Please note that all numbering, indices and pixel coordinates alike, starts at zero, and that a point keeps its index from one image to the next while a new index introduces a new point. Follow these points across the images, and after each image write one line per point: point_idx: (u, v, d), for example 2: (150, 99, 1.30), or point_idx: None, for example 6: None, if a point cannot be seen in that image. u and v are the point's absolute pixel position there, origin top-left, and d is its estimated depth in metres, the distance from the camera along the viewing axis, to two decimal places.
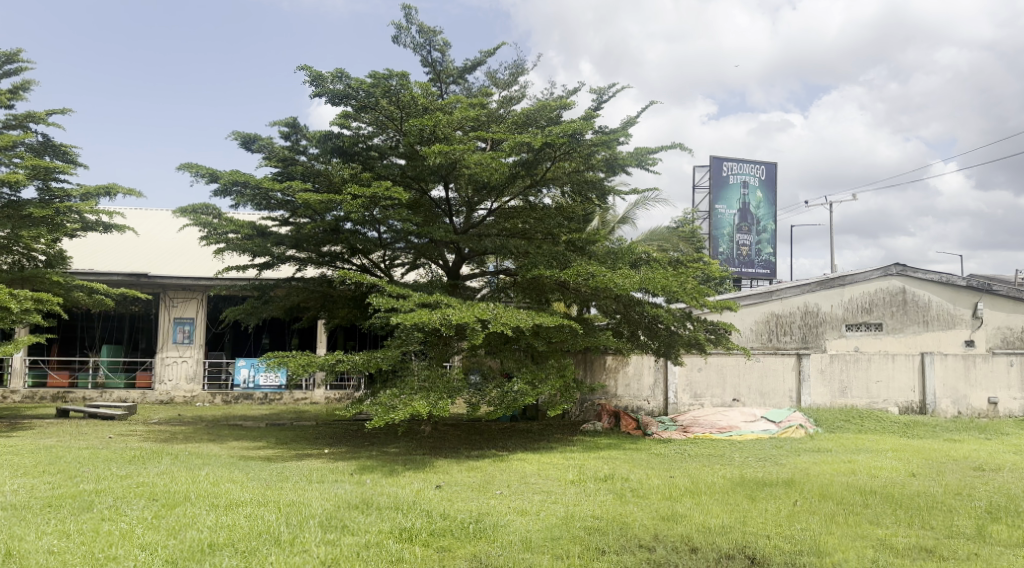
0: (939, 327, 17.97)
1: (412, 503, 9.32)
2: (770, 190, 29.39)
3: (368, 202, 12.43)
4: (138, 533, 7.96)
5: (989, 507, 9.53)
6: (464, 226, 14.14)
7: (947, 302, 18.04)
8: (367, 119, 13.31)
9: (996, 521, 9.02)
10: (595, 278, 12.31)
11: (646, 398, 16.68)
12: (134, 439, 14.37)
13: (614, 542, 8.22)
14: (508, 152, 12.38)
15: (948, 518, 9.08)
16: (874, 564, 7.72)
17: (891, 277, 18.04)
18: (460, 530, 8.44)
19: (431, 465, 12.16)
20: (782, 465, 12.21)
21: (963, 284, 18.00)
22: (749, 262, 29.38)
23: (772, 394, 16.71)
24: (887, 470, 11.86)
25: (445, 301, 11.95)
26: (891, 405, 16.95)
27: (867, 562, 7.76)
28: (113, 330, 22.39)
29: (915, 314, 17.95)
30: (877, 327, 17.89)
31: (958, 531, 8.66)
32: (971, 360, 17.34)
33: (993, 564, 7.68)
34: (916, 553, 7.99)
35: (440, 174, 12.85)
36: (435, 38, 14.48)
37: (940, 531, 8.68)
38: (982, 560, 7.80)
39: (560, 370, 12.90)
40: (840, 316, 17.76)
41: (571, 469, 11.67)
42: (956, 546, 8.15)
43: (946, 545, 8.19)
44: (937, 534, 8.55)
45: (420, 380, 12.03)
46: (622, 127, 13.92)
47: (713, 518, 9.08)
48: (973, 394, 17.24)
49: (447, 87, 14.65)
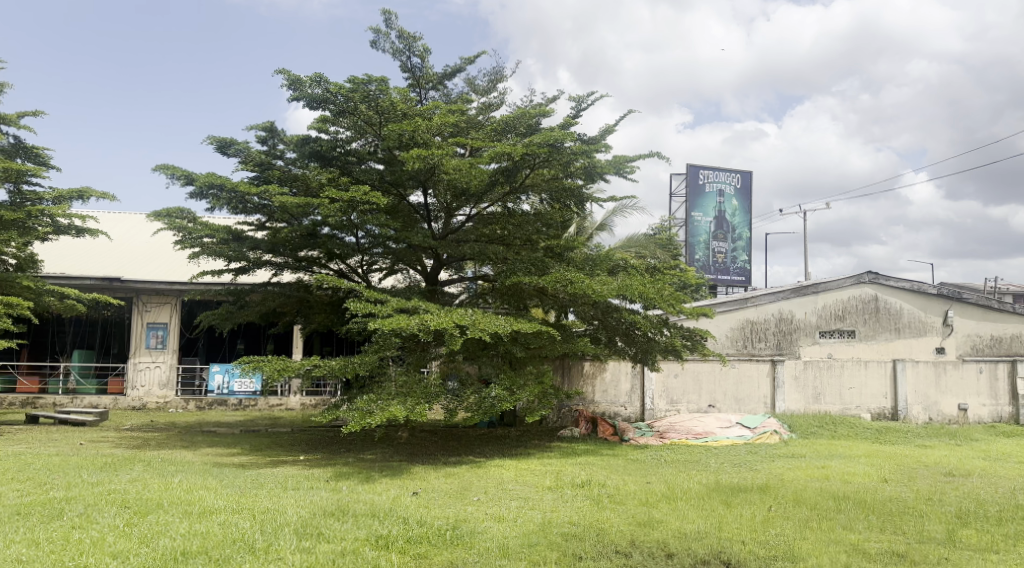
0: (910, 335, 18.23)
1: (388, 510, 9.27)
2: (746, 199, 29.66)
3: (345, 206, 12.40)
4: (109, 541, 7.83)
5: (959, 513, 9.67)
6: (442, 231, 14.10)
7: (918, 310, 18.31)
8: (346, 124, 13.29)
9: (966, 526, 9.15)
10: (573, 285, 12.35)
11: (623, 404, 16.73)
12: (106, 446, 14.15)
13: (591, 549, 8.21)
14: (489, 160, 12.38)
15: (919, 523, 9.20)
16: None
17: (864, 285, 18.27)
18: (437, 537, 8.41)
19: (407, 471, 12.10)
20: (756, 471, 12.30)
21: (934, 292, 18.29)
22: (725, 269, 29.67)
23: (747, 401, 16.85)
24: (860, 476, 11.99)
25: (424, 307, 11.91)
26: (864, 412, 17.14)
27: None
28: (84, 335, 22.05)
29: (887, 322, 18.20)
30: (849, 334, 18.13)
31: (929, 536, 8.78)
32: (941, 366, 17.49)
33: None
34: (888, 558, 8.09)
35: (419, 180, 12.84)
36: (414, 44, 14.47)
37: (911, 536, 8.79)
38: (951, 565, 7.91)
39: (537, 377, 12.92)
40: (814, 323, 17.98)
41: (549, 476, 11.67)
42: (927, 551, 8.27)
43: (917, 550, 8.30)
44: (909, 539, 8.66)
45: (397, 386, 11.99)
46: (601, 135, 13.99)
47: (689, 523, 9.13)
48: (943, 401, 17.39)
49: (427, 93, 14.64)
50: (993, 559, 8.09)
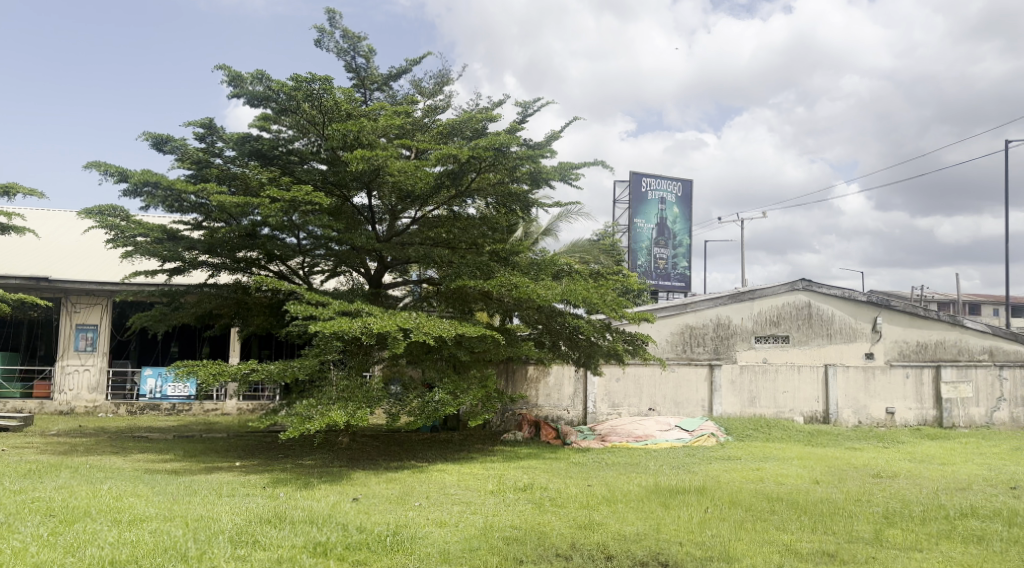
0: (841, 340, 18.78)
1: (327, 517, 9.12)
2: (687, 206, 30.21)
3: (286, 207, 12.19)
4: (32, 551, 7.51)
5: (885, 512, 10.02)
6: (387, 234, 13.98)
7: (849, 316, 18.89)
8: (288, 123, 13.08)
9: (891, 525, 9.50)
10: (518, 289, 12.38)
11: (566, 408, 16.83)
12: (30, 452, 13.59)
13: (531, 552, 8.23)
14: (433, 162, 12.40)
15: (848, 523, 9.50)
16: None
17: (797, 292, 18.78)
18: (377, 542, 8.32)
19: (346, 477, 11.91)
20: (694, 473, 12.53)
21: (864, 299, 18.89)
22: (666, 274, 30.10)
23: (685, 404, 17.20)
24: (792, 477, 12.32)
25: (367, 310, 11.78)
26: (797, 415, 17.66)
27: None
28: (8, 336, 21.15)
29: (819, 328, 18.75)
30: (784, 339, 18.57)
31: (857, 535, 9.08)
32: (870, 371, 18.23)
33: None
34: (818, 557, 8.33)
35: (363, 181, 12.70)
36: (359, 44, 14.32)
37: (840, 536, 9.07)
38: (877, 563, 8.19)
39: (481, 381, 12.88)
40: (750, 328, 18.38)
41: (491, 480, 11.65)
42: (855, 550, 8.54)
43: (846, 549, 8.56)
44: (838, 539, 8.94)
45: (338, 390, 11.81)
46: (547, 141, 14.07)
47: (628, 525, 9.24)
48: (872, 404, 18.09)
49: (371, 94, 14.50)
50: (917, 557, 8.40)
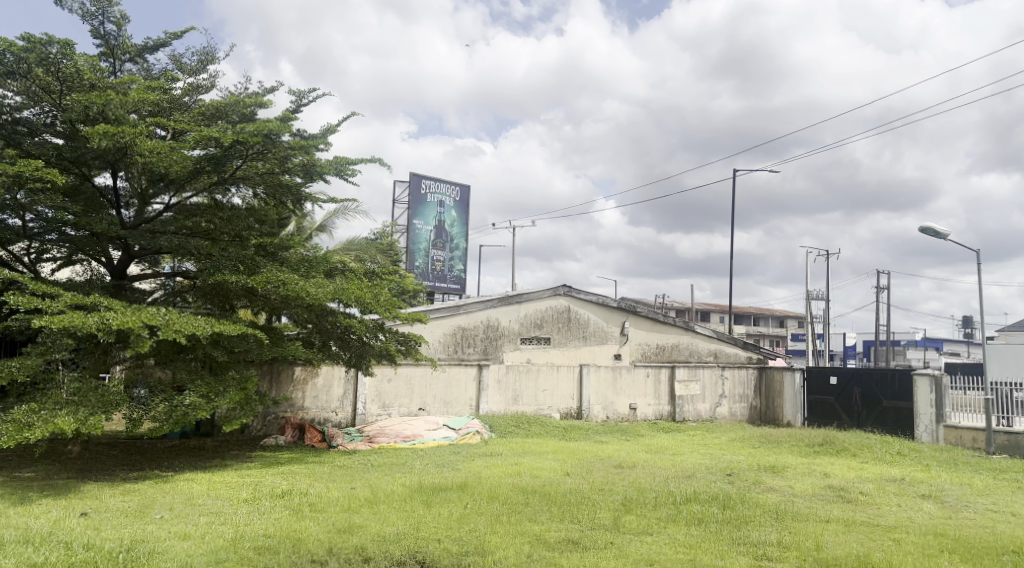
0: (595, 342, 20.02)
1: (44, 535, 8.02)
2: (464, 211, 30.68)
3: (10, 182, 10.65)
4: None
5: (624, 500, 10.74)
6: (135, 220, 12.52)
7: (602, 321, 20.19)
8: (15, 87, 11.41)
9: (629, 512, 10.18)
10: (284, 286, 11.76)
11: (334, 410, 16.25)
12: None
13: (284, 560, 7.80)
14: (192, 144, 11.42)
15: (592, 511, 10.06)
16: (528, 558, 8.23)
17: (559, 297, 19.70)
18: (105, 561, 7.45)
19: (75, 491, 10.61)
20: (456, 471, 12.65)
21: (616, 305, 20.29)
22: (442, 277, 30.31)
23: (454, 403, 17.33)
24: (546, 471, 12.86)
25: (105, 304, 10.52)
26: (555, 412, 18.53)
27: (523, 557, 8.25)
28: None
29: (577, 330, 19.82)
30: (546, 341, 19.43)
31: (600, 522, 9.62)
32: (618, 370, 19.51)
33: (624, 550, 8.59)
34: (565, 545, 8.71)
35: (108, 161, 11.43)
36: (110, 9, 12.90)
37: (585, 524, 9.56)
38: (616, 547, 8.71)
39: (240, 382, 12.06)
40: (516, 330, 19.00)
41: (245, 487, 10.93)
42: (596, 536, 9.03)
43: (589, 536, 9.03)
44: (583, 527, 9.42)
45: (67, 394, 10.49)
46: (322, 134, 13.55)
47: (388, 526, 9.08)
48: (618, 401, 19.40)
49: (123, 65, 13.10)
50: (649, 539, 9.05)
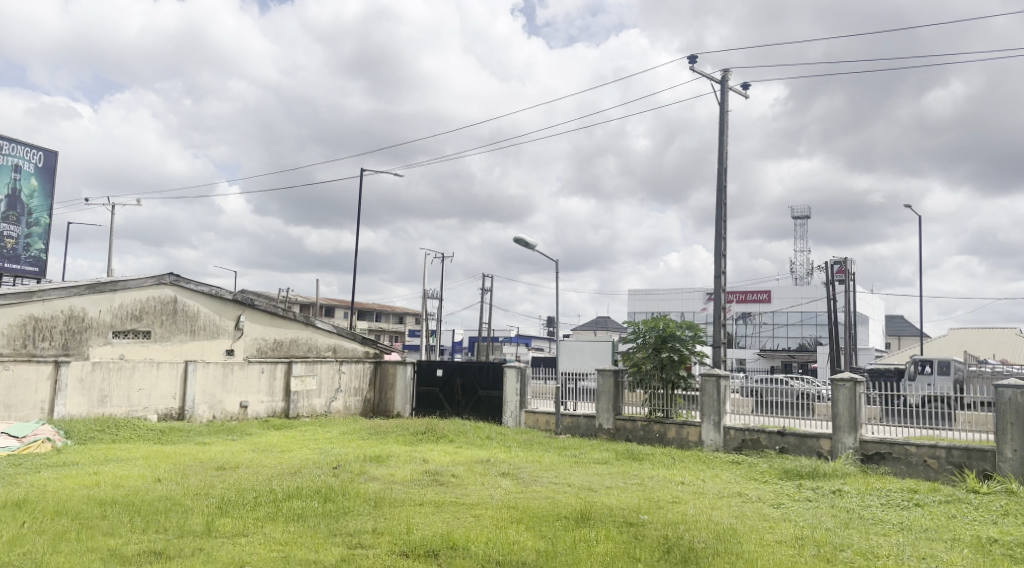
0: (204, 337, 18.55)
1: None
2: (48, 181, 26.73)
3: None
4: None
5: (219, 502, 10.14)
6: None
7: (214, 314, 18.79)
8: None
9: (223, 514, 9.63)
10: None
11: None
12: None
13: None
14: None
15: (181, 518, 9.32)
16: None
17: (163, 286, 17.86)
18: None
19: None
20: (16, 486, 10.86)
21: (230, 297, 19.05)
22: (13, 256, 26.17)
23: (18, 407, 15.13)
24: (133, 478, 11.64)
25: None
26: (150, 413, 17.08)
27: None
28: None
29: (183, 323, 18.15)
30: (145, 334, 17.48)
31: (189, 529, 8.93)
32: (229, 367, 18.60)
33: (214, 555, 8.08)
34: (144, 557, 7.93)
35: None
36: None
37: (171, 533, 8.81)
38: (204, 552, 8.15)
39: None
40: (108, 322, 16.78)
41: None
42: (183, 544, 8.36)
43: (174, 545, 8.32)
44: (168, 536, 8.67)
45: None
46: None
47: None
48: (227, 399, 18.47)
49: None
50: (242, 541, 8.64)
